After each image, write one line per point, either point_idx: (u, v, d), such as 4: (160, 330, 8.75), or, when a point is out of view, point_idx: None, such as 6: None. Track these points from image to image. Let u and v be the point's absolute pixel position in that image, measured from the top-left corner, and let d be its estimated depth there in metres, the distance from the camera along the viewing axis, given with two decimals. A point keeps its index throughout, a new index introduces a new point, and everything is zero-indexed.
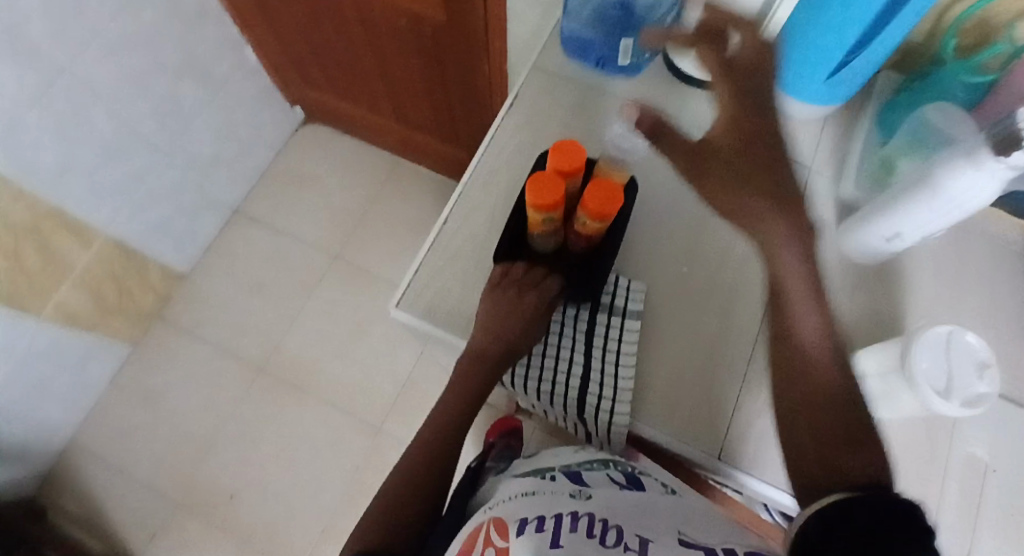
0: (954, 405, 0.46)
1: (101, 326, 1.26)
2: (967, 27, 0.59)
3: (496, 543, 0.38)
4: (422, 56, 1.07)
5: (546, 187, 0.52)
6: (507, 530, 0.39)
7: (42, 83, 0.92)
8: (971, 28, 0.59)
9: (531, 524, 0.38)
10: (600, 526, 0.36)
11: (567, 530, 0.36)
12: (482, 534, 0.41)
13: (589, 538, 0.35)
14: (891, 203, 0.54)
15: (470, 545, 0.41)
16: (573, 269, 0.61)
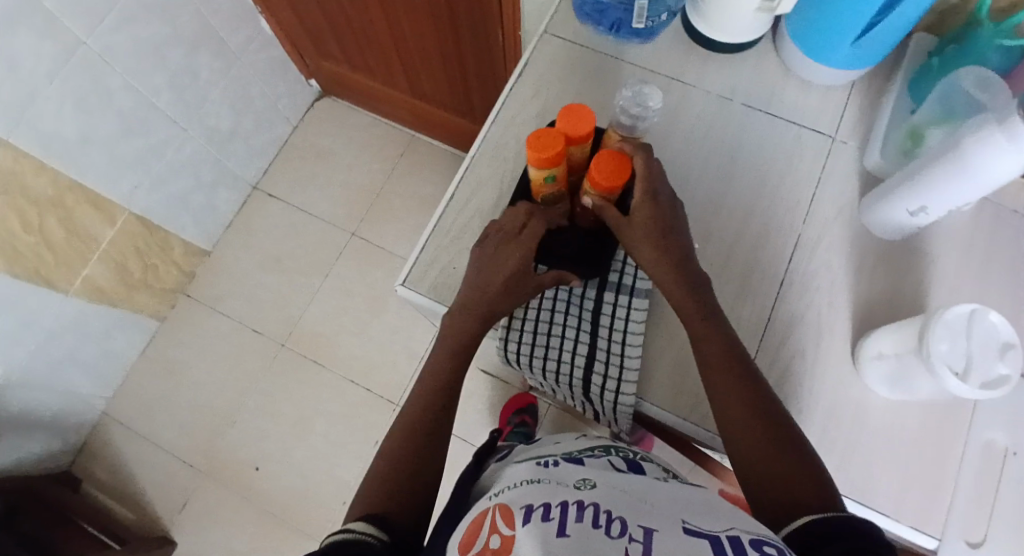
0: (971, 386, 0.44)
1: (128, 299, 1.30)
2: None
3: (501, 530, 0.37)
4: (436, 25, 1.04)
5: (546, 142, 0.50)
6: (512, 517, 0.38)
7: (61, 55, 0.93)
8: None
9: (536, 513, 0.36)
10: (606, 516, 0.35)
11: (571, 521, 0.35)
12: (486, 520, 0.40)
13: (595, 529, 0.34)
14: (915, 175, 0.51)
15: (473, 533, 0.39)
16: (580, 246, 0.59)
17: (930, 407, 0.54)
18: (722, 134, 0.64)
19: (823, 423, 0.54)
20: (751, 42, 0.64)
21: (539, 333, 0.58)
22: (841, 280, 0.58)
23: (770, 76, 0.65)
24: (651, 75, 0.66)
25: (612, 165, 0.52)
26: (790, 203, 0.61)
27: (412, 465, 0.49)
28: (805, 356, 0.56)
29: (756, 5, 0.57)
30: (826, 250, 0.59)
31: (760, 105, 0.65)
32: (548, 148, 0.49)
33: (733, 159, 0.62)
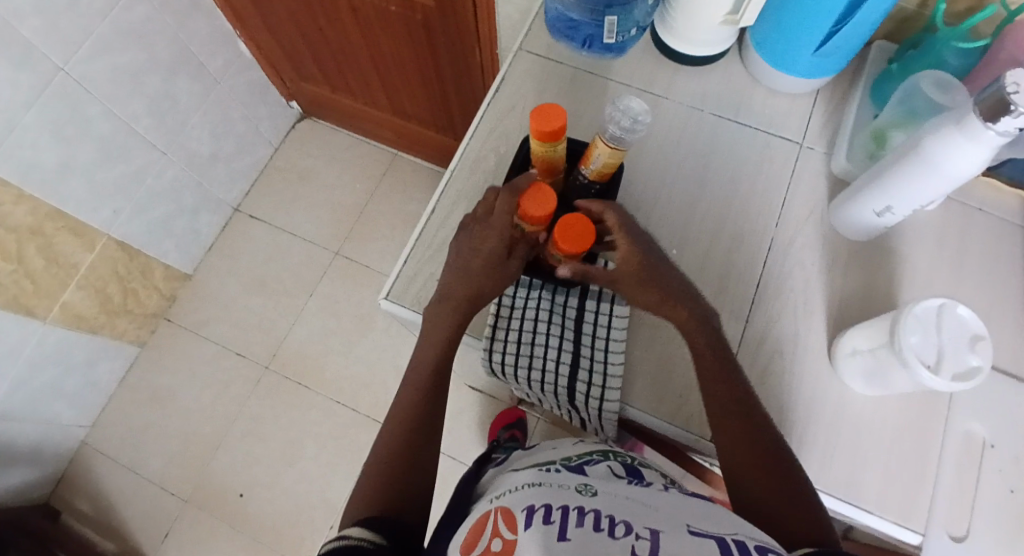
0: (943, 377, 0.45)
1: (109, 326, 1.28)
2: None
3: (504, 533, 0.37)
4: (414, 43, 1.05)
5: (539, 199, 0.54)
6: (514, 521, 0.38)
7: (38, 82, 0.93)
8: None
9: (537, 516, 0.37)
10: (608, 520, 0.36)
11: (572, 525, 0.35)
12: (489, 523, 0.40)
13: (597, 532, 0.34)
14: (880, 176, 0.53)
15: (477, 533, 0.40)
16: None
17: (908, 401, 0.55)
18: (693, 143, 0.65)
19: (806, 419, 0.55)
20: (719, 55, 0.66)
21: (523, 343, 0.58)
22: (814, 280, 0.59)
23: (738, 86, 0.67)
24: (623, 88, 0.68)
25: (575, 233, 0.52)
26: (762, 206, 0.62)
27: (403, 475, 0.48)
28: (784, 355, 0.57)
29: (721, 17, 0.59)
30: (799, 252, 0.60)
31: (729, 113, 0.67)
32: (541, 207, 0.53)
33: (705, 165, 0.64)
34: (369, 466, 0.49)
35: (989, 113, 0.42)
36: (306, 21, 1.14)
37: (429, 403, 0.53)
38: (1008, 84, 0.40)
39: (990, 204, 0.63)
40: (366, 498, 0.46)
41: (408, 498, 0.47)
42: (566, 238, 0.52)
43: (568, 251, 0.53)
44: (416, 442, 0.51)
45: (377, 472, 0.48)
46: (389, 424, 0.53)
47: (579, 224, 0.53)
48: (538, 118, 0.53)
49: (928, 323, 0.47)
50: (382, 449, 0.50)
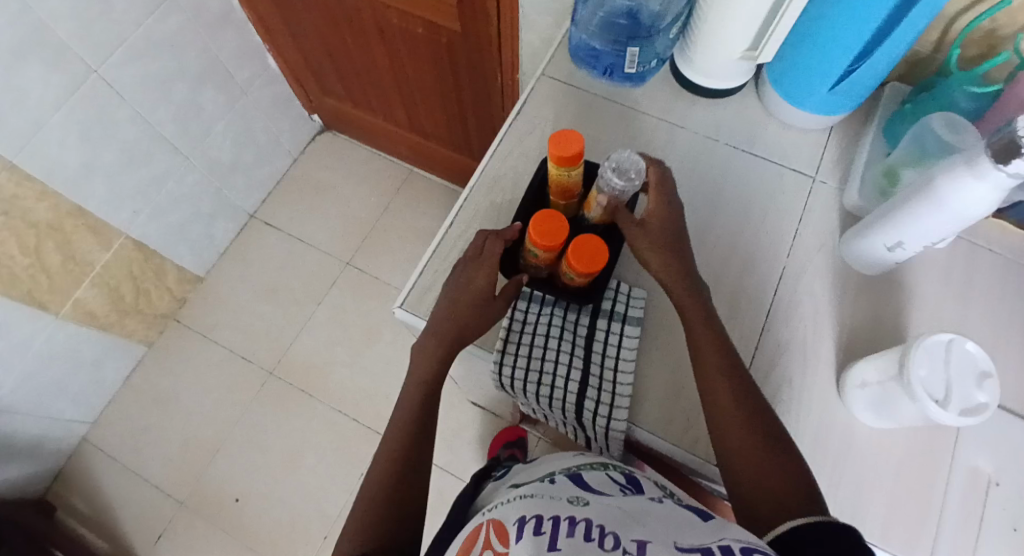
0: (950, 412, 0.46)
1: (118, 325, 1.29)
2: (971, 38, 0.59)
3: (495, 547, 0.39)
4: (436, 64, 1.08)
5: (550, 223, 0.54)
6: (506, 534, 0.39)
7: (70, 83, 0.96)
8: (976, 39, 0.59)
9: (528, 527, 0.38)
10: (598, 530, 0.36)
11: (563, 535, 0.36)
12: (481, 536, 0.42)
13: (587, 542, 0.35)
14: (891, 213, 0.54)
15: (471, 545, 0.42)
16: None
17: (914, 435, 0.56)
18: (707, 171, 0.67)
19: (813, 449, 0.55)
20: (734, 89, 0.68)
21: (533, 359, 0.59)
22: (822, 311, 0.60)
23: (753, 119, 0.69)
24: (641, 116, 0.70)
25: (590, 252, 0.53)
26: (773, 237, 0.64)
27: (394, 503, 0.50)
28: (791, 384, 0.57)
29: (740, 52, 0.62)
30: (808, 282, 0.61)
31: (743, 145, 0.68)
32: (550, 234, 0.54)
33: (718, 194, 0.66)
34: (364, 488, 0.52)
35: (1000, 155, 0.43)
36: (334, 39, 1.18)
37: (422, 425, 0.55)
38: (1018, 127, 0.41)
39: (999, 244, 0.64)
40: (360, 525, 0.49)
41: (399, 524, 0.49)
42: (577, 260, 0.53)
43: (582, 269, 0.54)
44: (409, 465, 0.53)
45: (371, 497, 0.51)
46: (386, 441, 0.54)
47: (591, 245, 0.54)
48: (556, 142, 0.54)
49: (942, 362, 0.48)
50: (378, 470, 0.53)
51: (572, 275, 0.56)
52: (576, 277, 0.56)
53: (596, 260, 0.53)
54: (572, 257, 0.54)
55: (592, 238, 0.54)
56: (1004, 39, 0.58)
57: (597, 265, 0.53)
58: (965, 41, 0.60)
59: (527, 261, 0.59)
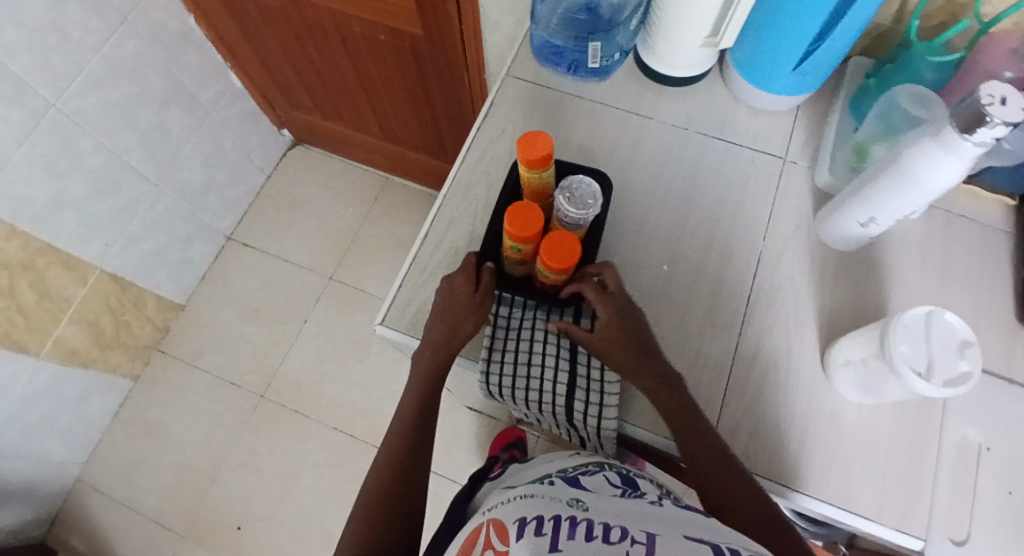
0: (935, 384, 0.46)
1: (101, 360, 1.27)
2: (932, 7, 0.59)
3: (496, 546, 0.38)
4: (402, 70, 1.07)
5: (524, 218, 0.53)
6: (506, 533, 0.38)
7: (30, 118, 0.94)
8: (937, 8, 0.59)
9: (529, 528, 0.37)
10: (602, 528, 0.36)
11: (564, 538, 0.35)
12: (481, 536, 0.41)
13: (590, 541, 0.34)
14: (863, 189, 0.54)
15: (471, 545, 0.41)
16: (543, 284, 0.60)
17: (903, 408, 0.56)
18: (680, 161, 0.67)
19: (805, 431, 0.55)
20: (699, 76, 0.68)
21: (519, 365, 0.58)
22: (804, 292, 0.60)
23: (721, 105, 0.69)
24: (610, 110, 0.70)
25: (562, 251, 0.52)
26: (750, 222, 0.63)
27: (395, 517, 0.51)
28: (778, 368, 0.57)
29: (701, 39, 0.61)
30: (787, 265, 0.61)
31: (714, 132, 0.68)
32: (525, 226, 0.52)
33: (693, 184, 0.65)
34: (362, 498, 0.53)
35: (966, 125, 0.43)
36: (299, 55, 1.16)
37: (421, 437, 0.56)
38: (982, 97, 0.41)
39: (972, 211, 0.64)
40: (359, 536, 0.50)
41: (396, 537, 0.51)
42: (551, 255, 0.52)
43: (555, 267, 0.53)
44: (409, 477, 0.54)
45: (372, 510, 0.52)
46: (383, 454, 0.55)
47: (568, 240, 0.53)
48: (523, 145, 0.54)
49: (926, 337, 0.48)
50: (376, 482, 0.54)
51: (547, 274, 0.55)
52: (551, 275, 0.55)
53: (571, 253, 0.52)
54: (546, 255, 0.53)
55: (565, 237, 0.53)
56: (964, 7, 0.58)
57: (574, 258, 0.52)
58: (926, 12, 0.59)
59: (505, 257, 0.58)
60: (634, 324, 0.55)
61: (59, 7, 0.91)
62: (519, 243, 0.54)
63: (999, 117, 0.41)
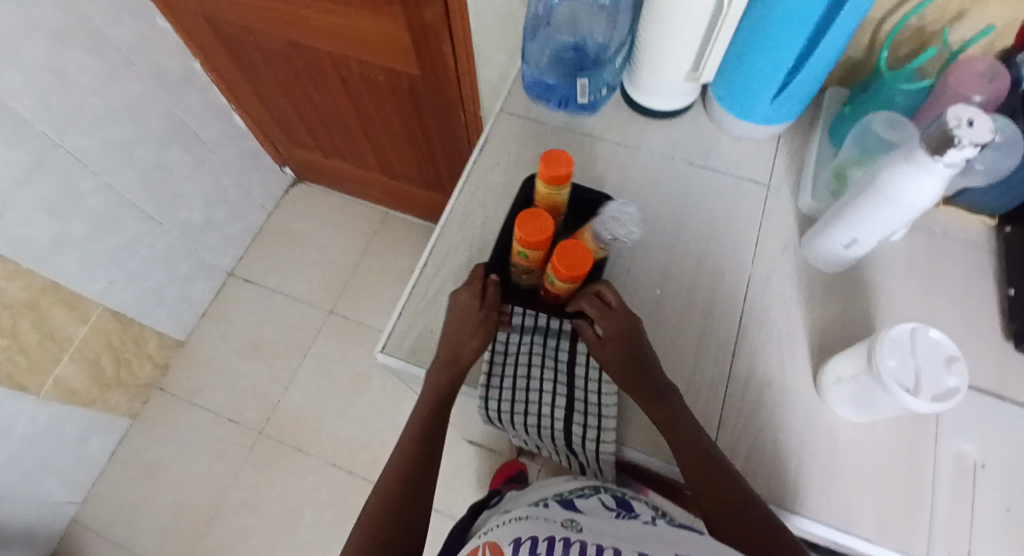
0: (923, 398, 0.47)
1: (101, 399, 1.27)
2: (903, 36, 0.62)
3: None
4: (400, 108, 1.11)
5: (537, 225, 0.53)
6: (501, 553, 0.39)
7: (36, 160, 0.97)
8: (907, 36, 0.62)
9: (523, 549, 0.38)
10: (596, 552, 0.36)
11: None
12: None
13: None
14: (844, 211, 0.56)
15: None
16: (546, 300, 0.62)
17: (896, 425, 0.57)
18: (669, 189, 0.69)
19: (801, 451, 0.56)
20: (683, 108, 0.71)
21: (518, 390, 0.59)
22: (794, 313, 0.62)
23: (706, 136, 0.72)
24: (599, 141, 0.72)
25: (572, 257, 0.53)
26: (738, 246, 0.65)
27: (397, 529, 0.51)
28: (771, 388, 0.58)
29: (683, 73, 0.64)
30: (776, 287, 0.63)
31: (700, 161, 0.71)
32: (539, 233, 0.53)
33: (682, 211, 0.67)
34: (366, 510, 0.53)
35: (936, 147, 0.45)
36: (299, 95, 1.20)
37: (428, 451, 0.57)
38: (950, 119, 0.44)
39: (953, 231, 0.66)
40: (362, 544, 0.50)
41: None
42: (563, 260, 0.53)
43: (565, 273, 0.53)
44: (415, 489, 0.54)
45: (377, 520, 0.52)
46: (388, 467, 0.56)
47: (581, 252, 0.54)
48: (547, 159, 0.56)
49: (915, 352, 0.49)
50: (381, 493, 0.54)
51: (557, 282, 0.55)
52: (559, 283, 0.56)
53: (582, 264, 0.52)
54: (556, 261, 0.53)
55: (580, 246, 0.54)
56: (933, 35, 0.61)
57: (584, 269, 0.53)
58: (897, 40, 0.63)
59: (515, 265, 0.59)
60: (638, 348, 0.56)
61: (65, 52, 0.95)
62: (532, 250, 0.54)
63: (967, 139, 0.43)
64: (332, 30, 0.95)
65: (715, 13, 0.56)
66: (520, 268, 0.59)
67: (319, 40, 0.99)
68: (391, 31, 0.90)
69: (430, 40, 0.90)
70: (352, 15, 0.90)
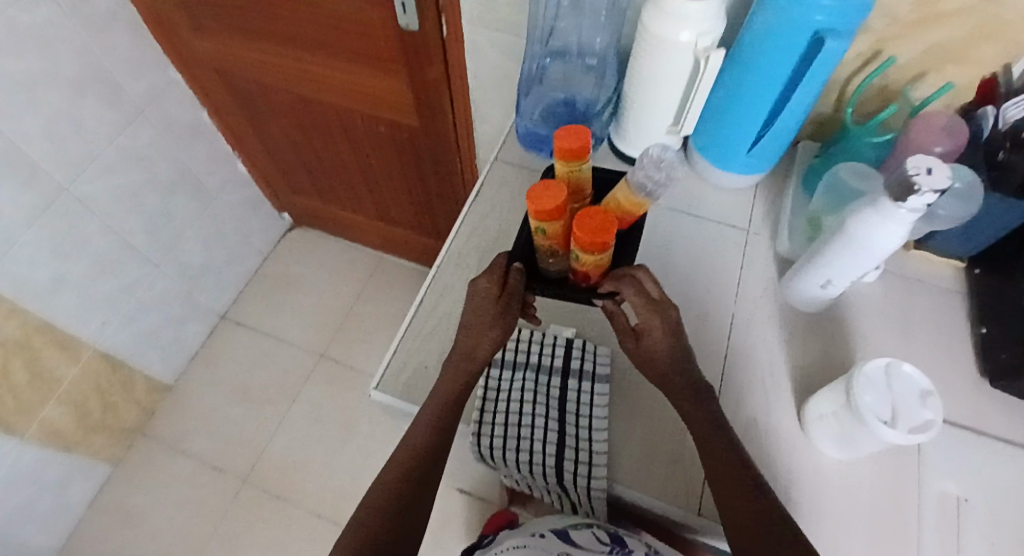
0: (900, 431, 0.49)
1: (85, 442, 1.24)
2: (868, 93, 0.67)
3: None
4: (400, 158, 1.16)
5: (552, 196, 0.53)
6: None
7: (42, 202, 1.00)
8: (872, 94, 0.67)
9: None
10: None
11: None
12: None
13: None
14: (819, 254, 0.60)
15: None
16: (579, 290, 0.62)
17: (880, 462, 0.58)
18: (655, 235, 0.72)
19: (789, 488, 0.56)
20: None
21: (511, 426, 0.60)
22: (776, 352, 0.64)
23: (688, 185, 0.76)
24: None
25: (593, 226, 0.52)
26: (721, 286, 0.68)
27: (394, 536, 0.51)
28: (758, 424, 0.59)
29: (665, 127, 0.69)
30: (759, 327, 0.66)
31: (683, 209, 0.75)
32: (555, 202, 0.52)
33: (668, 255, 0.71)
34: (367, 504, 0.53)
35: (898, 194, 0.49)
36: (303, 145, 1.26)
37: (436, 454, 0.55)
38: (910, 169, 0.48)
39: (925, 275, 0.69)
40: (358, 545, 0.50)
41: None
42: (583, 229, 0.52)
43: (587, 243, 0.52)
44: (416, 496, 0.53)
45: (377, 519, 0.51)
46: (395, 459, 0.55)
47: (603, 220, 0.53)
48: (567, 135, 0.57)
49: (890, 391, 0.51)
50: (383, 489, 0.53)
51: (580, 255, 0.54)
52: (586, 258, 0.55)
53: (603, 232, 0.52)
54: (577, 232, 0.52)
55: (602, 215, 0.53)
56: (895, 93, 0.66)
57: (605, 237, 0.52)
58: (862, 98, 0.67)
59: (539, 248, 0.59)
60: (675, 343, 0.55)
61: (79, 101, 1.00)
62: (551, 223, 0.54)
63: (927, 186, 0.47)
64: (339, 85, 1.02)
65: (693, 72, 0.61)
66: (544, 250, 0.60)
67: (326, 95, 1.05)
68: (397, 85, 0.97)
69: (432, 94, 0.96)
70: (360, 72, 0.97)
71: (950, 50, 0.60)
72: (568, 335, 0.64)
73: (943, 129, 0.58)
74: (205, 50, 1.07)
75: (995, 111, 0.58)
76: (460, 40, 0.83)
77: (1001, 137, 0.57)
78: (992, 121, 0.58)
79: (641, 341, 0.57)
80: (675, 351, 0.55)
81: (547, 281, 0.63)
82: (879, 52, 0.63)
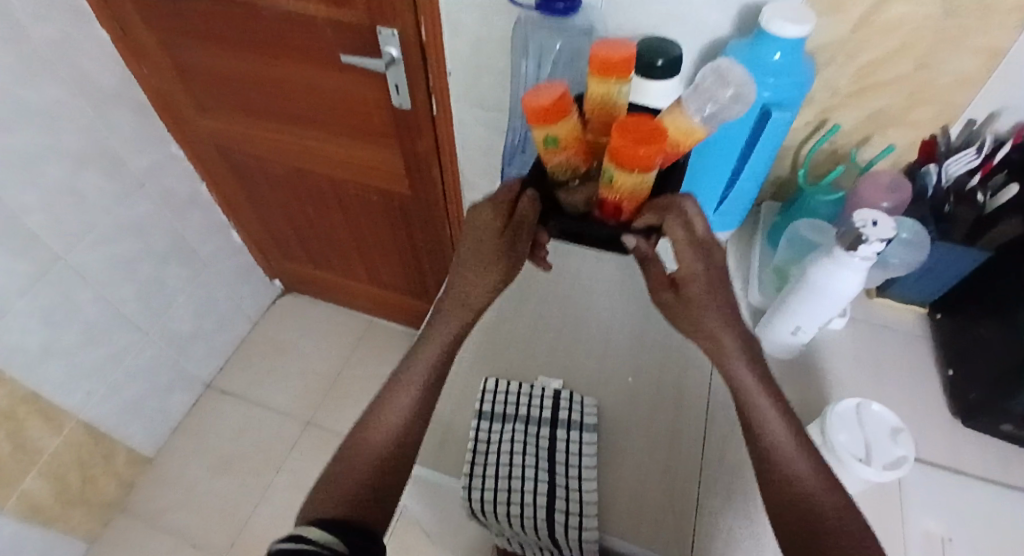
0: (876, 467, 0.51)
1: (60, 520, 1.19)
2: (819, 158, 0.73)
3: None
4: (390, 224, 1.22)
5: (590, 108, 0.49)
6: None
7: (39, 272, 1.02)
8: (822, 158, 0.73)
9: None
10: None
11: None
12: None
13: None
14: (786, 302, 0.63)
15: None
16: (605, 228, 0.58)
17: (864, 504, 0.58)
18: (634, 286, 0.75)
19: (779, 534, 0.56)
20: None
21: (501, 478, 0.60)
22: None
23: (662, 240, 0.80)
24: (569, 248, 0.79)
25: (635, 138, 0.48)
26: None
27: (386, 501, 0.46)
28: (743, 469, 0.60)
29: None
30: None
31: (659, 263, 0.77)
32: None
33: (646, 304, 0.73)
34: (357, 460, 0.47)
35: (850, 244, 0.54)
36: (296, 213, 1.31)
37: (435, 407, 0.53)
38: (857, 223, 0.53)
39: (891, 321, 0.72)
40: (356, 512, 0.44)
41: None
42: (625, 142, 0.47)
43: (627, 159, 0.48)
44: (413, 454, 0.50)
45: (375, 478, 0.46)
46: (382, 415, 0.50)
47: (646, 133, 0.48)
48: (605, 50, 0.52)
49: (865, 428, 0.54)
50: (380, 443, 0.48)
51: (617, 175, 0.50)
52: (621, 180, 0.51)
53: (641, 147, 0.47)
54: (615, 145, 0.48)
55: (645, 127, 0.49)
56: (843, 156, 0.72)
57: (651, 151, 0.47)
58: (815, 162, 0.74)
59: (561, 169, 0.56)
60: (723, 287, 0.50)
61: (80, 176, 1.05)
62: None
63: (874, 236, 0.52)
64: (333, 157, 1.08)
65: None
66: (570, 170, 0.56)
67: (320, 166, 1.12)
68: (390, 156, 1.04)
69: (422, 164, 1.02)
70: (354, 146, 1.04)
71: (888, 116, 0.66)
72: (556, 387, 0.66)
73: (888, 185, 0.63)
74: (206, 127, 1.14)
75: (939, 168, 0.64)
76: (448, 114, 0.90)
77: (945, 193, 0.64)
78: (936, 178, 0.65)
79: (680, 292, 0.51)
80: (724, 308, 0.49)
81: (569, 217, 0.59)
82: (825, 121, 0.69)
